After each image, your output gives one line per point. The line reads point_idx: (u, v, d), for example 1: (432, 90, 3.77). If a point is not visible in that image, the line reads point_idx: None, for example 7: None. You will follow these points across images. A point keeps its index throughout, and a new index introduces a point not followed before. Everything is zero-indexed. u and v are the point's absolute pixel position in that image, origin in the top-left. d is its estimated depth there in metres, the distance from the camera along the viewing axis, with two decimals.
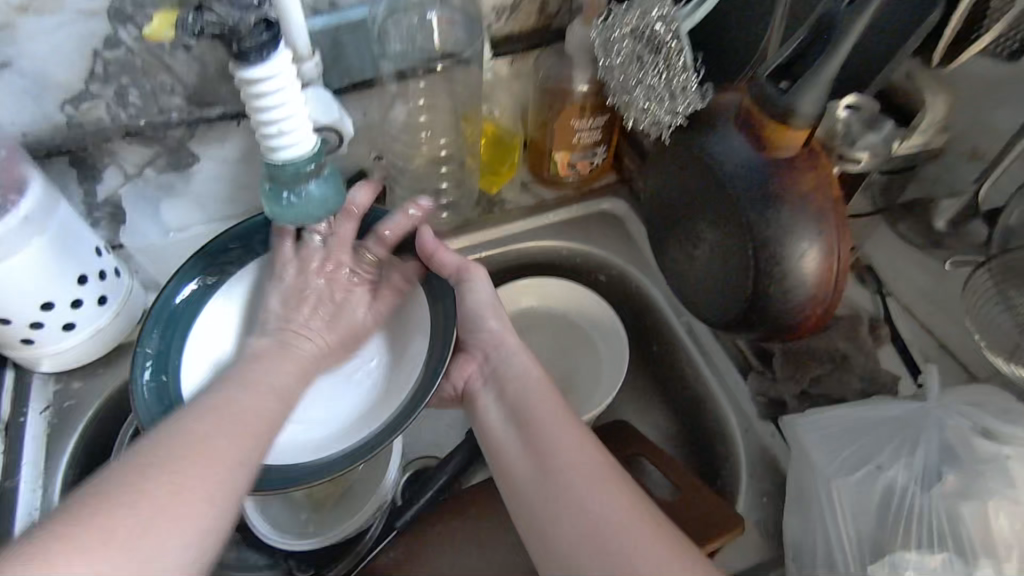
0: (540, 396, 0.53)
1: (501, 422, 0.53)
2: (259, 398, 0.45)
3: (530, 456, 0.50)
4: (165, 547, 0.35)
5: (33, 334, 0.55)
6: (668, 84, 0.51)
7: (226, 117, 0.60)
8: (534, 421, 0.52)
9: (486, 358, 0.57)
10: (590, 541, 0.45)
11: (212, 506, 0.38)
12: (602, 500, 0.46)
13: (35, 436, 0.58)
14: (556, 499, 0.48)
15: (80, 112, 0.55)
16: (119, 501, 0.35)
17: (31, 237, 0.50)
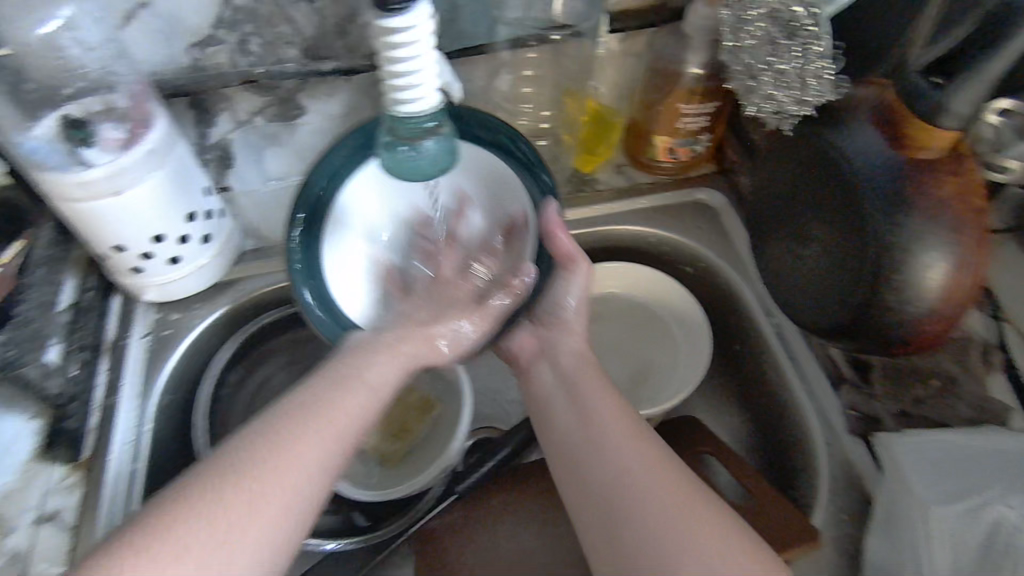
0: (587, 369, 0.54)
1: (551, 383, 0.54)
2: (345, 398, 0.45)
3: (574, 420, 0.50)
4: (229, 553, 0.37)
5: (141, 265, 0.59)
6: (801, 70, 0.47)
7: (337, 71, 0.61)
8: (579, 392, 0.52)
9: (545, 335, 0.58)
10: (631, 492, 0.45)
11: (272, 509, 0.39)
12: (649, 469, 0.45)
13: (137, 359, 0.62)
14: (615, 479, 0.46)
15: (205, 56, 0.57)
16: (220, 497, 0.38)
17: (152, 171, 0.53)
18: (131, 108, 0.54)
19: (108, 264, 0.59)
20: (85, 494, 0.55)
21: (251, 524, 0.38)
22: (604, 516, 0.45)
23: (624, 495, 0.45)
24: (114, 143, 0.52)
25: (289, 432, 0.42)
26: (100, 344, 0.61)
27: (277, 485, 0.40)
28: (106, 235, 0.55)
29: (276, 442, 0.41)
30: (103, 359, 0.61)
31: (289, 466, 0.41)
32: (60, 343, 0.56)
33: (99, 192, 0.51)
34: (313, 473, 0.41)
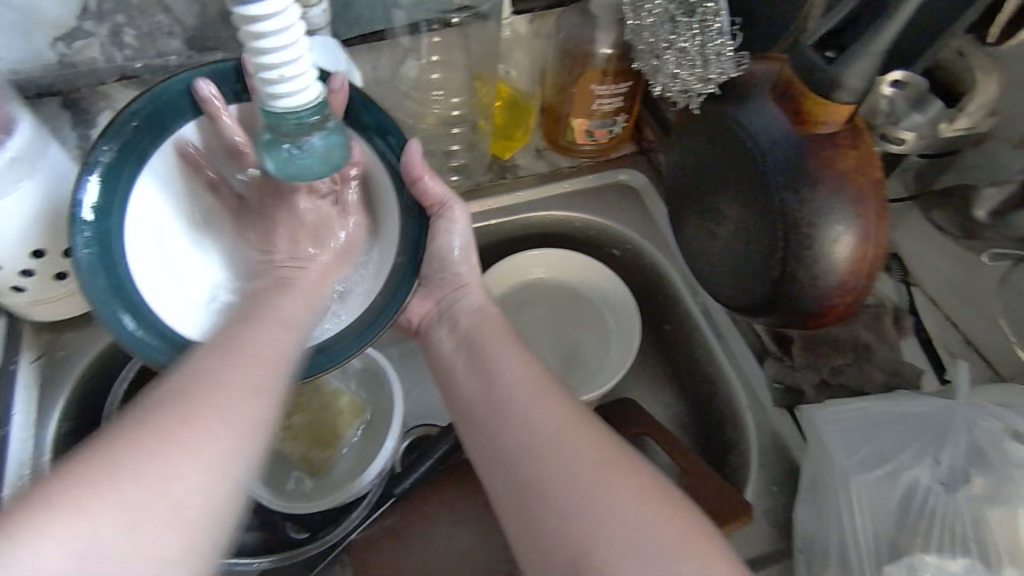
0: (490, 333, 0.50)
1: (453, 354, 0.51)
2: (253, 347, 0.40)
3: (480, 390, 0.46)
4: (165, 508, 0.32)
5: (24, 283, 0.53)
6: (701, 48, 0.46)
7: (226, 63, 0.57)
8: (485, 355, 0.48)
9: (444, 298, 0.55)
10: (540, 468, 0.40)
11: (194, 468, 0.33)
12: (563, 437, 0.41)
13: (27, 387, 0.56)
14: (519, 449, 0.42)
15: (72, 51, 0.52)
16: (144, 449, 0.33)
17: (19, 179, 0.48)
18: None
19: None
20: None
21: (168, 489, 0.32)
22: (520, 489, 0.41)
23: (536, 463, 0.41)
24: None
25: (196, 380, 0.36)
26: None
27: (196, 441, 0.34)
28: None
29: (183, 394, 0.35)
30: None
31: (205, 421, 0.35)
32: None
33: None
34: (234, 422, 0.35)
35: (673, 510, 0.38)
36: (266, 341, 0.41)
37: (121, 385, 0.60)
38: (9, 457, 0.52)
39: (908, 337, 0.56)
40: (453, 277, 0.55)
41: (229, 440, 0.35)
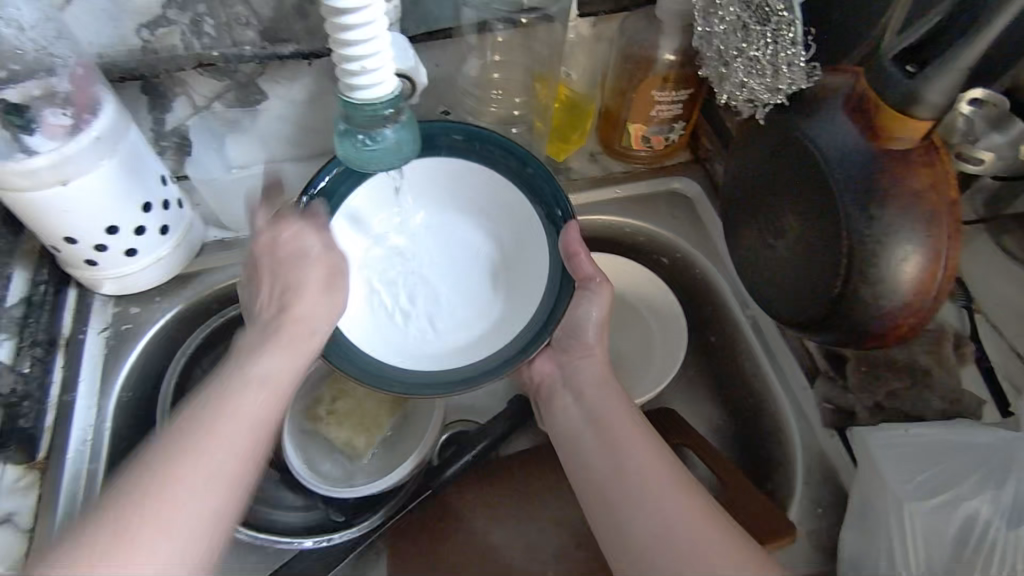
0: (616, 404, 0.51)
1: (576, 426, 0.51)
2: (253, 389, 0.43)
3: (608, 460, 0.47)
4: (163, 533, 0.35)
5: (95, 258, 0.55)
6: (773, 57, 0.45)
7: (297, 55, 0.58)
8: (609, 431, 0.49)
9: (564, 363, 0.57)
10: (676, 549, 0.41)
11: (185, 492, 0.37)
12: (695, 518, 0.42)
13: (92, 355, 0.58)
14: (629, 495, 0.44)
15: (155, 38, 0.54)
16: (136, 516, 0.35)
17: (101, 159, 0.50)
18: (74, 91, 0.50)
19: (58, 256, 0.55)
20: (42, 495, 0.52)
21: (195, 500, 0.37)
22: (652, 566, 0.41)
23: (673, 539, 0.41)
24: (59, 129, 0.48)
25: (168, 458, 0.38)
26: (55, 341, 0.57)
27: (187, 495, 0.37)
28: (54, 227, 0.52)
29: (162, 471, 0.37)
30: (58, 358, 0.57)
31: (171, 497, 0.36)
32: (10, 340, 0.53)
33: (45, 182, 0.48)
34: (234, 448, 0.39)
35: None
36: (245, 412, 0.41)
37: (180, 360, 0.61)
38: (73, 424, 0.55)
39: (968, 364, 0.54)
40: (581, 344, 0.56)
41: (219, 463, 0.38)
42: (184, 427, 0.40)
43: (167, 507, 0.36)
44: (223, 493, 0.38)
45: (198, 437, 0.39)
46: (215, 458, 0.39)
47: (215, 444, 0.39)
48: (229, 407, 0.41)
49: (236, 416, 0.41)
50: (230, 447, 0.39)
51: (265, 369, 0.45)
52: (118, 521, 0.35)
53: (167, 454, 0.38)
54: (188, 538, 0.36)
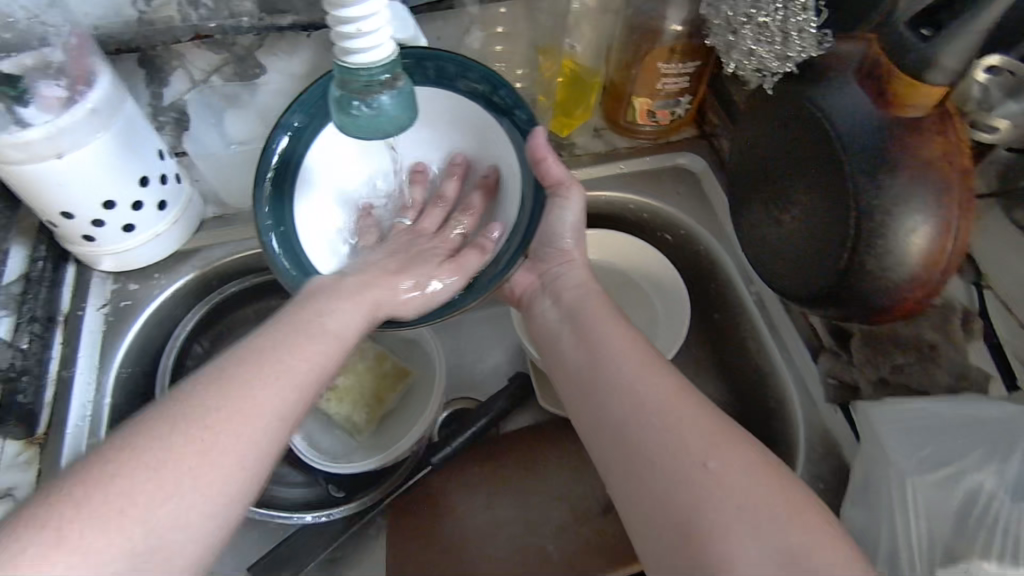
0: (597, 315, 0.49)
1: (555, 324, 0.51)
2: (306, 331, 0.44)
3: (587, 362, 0.46)
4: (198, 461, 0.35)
5: (93, 232, 0.55)
6: (783, 24, 0.44)
7: (296, 27, 0.58)
8: (588, 337, 0.48)
9: (543, 273, 0.55)
10: (651, 426, 0.40)
11: (216, 436, 0.36)
12: (675, 411, 0.41)
13: (92, 330, 0.58)
14: (602, 378, 0.44)
15: (151, 9, 0.54)
16: (152, 454, 0.34)
17: (97, 131, 0.49)
18: (69, 61, 0.49)
19: (57, 232, 0.55)
20: (41, 469, 0.51)
21: (183, 480, 0.35)
22: (636, 458, 0.40)
23: (655, 448, 0.40)
24: (54, 101, 0.48)
25: (164, 433, 0.35)
26: (54, 317, 0.56)
27: (175, 475, 0.35)
28: (50, 201, 0.51)
29: (194, 407, 0.37)
30: (57, 333, 0.56)
31: (221, 428, 0.37)
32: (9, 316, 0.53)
33: (40, 154, 0.47)
34: (293, 382, 0.40)
35: (787, 481, 0.38)
36: (246, 415, 0.38)
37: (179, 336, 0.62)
38: (75, 398, 0.54)
39: None
40: (560, 251, 0.55)
41: (220, 453, 0.36)
42: (231, 366, 0.40)
43: (166, 486, 0.34)
44: (243, 463, 0.37)
45: (202, 420, 0.36)
46: (217, 445, 0.36)
47: (217, 432, 0.36)
48: (249, 398, 0.38)
49: (242, 408, 0.38)
50: (241, 437, 0.37)
51: (337, 323, 0.46)
52: (147, 444, 0.35)
53: (174, 432, 0.36)
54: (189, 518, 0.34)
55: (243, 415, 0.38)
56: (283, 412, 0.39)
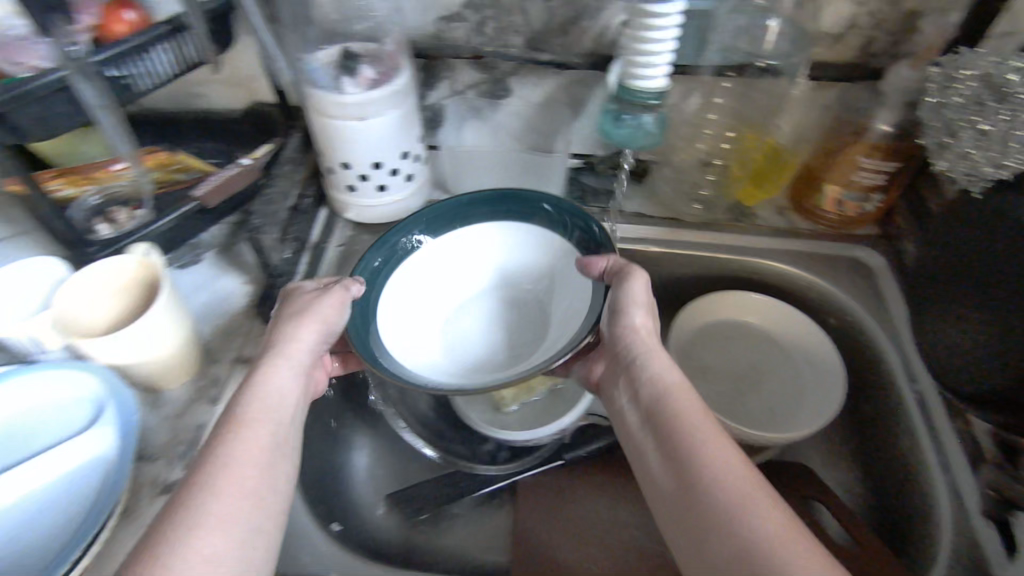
0: (698, 445, 0.41)
1: (640, 437, 0.46)
2: (251, 427, 0.43)
3: (698, 511, 0.39)
4: (231, 482, 0.40)
5: (354, 184, 0.69)
6: (1005, 137, 0.48)
7: (552, 63, 0.71)
8: (691, 461, 0.41)
9: (631, 379, 0.50)
10: (734, 541, 0.36)
11: (249, 450, 0.42)
12: (778, 543, 0.35)
13: (330, 261, 0.71)
14: (699, 520, 0.38)
15: (448, 29, 0.70)
16: (213, 493, 0.39)
17: (389, 108, 0.63)
18: (386, 54, 0.64)
19: (329, 179, 0.70)
20: None
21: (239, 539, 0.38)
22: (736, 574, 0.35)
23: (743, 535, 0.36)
24: (367, 79, 0.62)
25: (197, 476, 0.40)
26: (307, 242, 0.70)
27: (219, 493, 0.39)
28: (339, 152, 0.65)
29: (211, 458, 0.41)
30: (306, 255, 0.70)
31: (229, 479, 0.40)
32: None
33: (350, 115, 0.62)
34: (270, 428, 0.44)
35: None
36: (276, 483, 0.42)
37: None
38: None
39: None
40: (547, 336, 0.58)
41: (257, 491, 0.41)
42: (199, 475, 0.40)
43: (220, 546, 0.37)
44: (262, 479, 0.41)
45: (231, 454, 0.41)
46: (258, 466, 0.42)
47: (245, 460, 0.41)
48: (265, 425, 0.44)
49: (257, 476, 0.41)
50: (264, 450, 0.43)
51: (272, 397, 0.46)
52: (177, 504, 0.38)
53: (192, 512, 0.37)
54: (266, 536, 0.40)
55: (260, 437, 0.43)
56: (264, 491, 0.41)
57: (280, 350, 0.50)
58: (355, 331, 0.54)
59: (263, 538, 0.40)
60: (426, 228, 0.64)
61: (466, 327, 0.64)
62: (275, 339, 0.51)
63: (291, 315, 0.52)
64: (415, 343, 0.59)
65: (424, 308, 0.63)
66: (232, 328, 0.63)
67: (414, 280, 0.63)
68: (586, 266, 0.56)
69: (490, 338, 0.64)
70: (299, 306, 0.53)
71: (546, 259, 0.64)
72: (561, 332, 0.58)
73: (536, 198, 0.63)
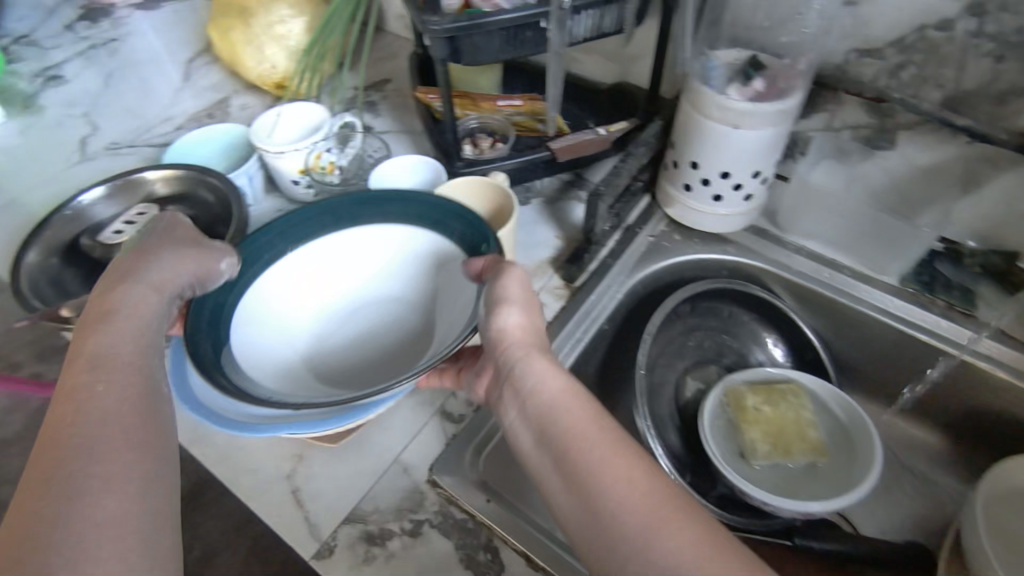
0: (609, 462, 0.40)
1: (539, 462, 0.43)
2: (126, 370, 0.43)
3: (623, 559, 0.37)
4: (116, 408, 0.40)
5: (695, 184, 0.70)
6: None
7: (966, 129, 0.61)
8: (594, 497, 0.39)
9: (518, 392, 0.47)
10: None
11: (115, 392, 0.41)
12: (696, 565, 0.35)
13: (640, 248, 0.74)
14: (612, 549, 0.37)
15: (857, 61, 0.64)
16: (101, 440, 0.39)
17: (766, 126, 0.62)
18: (784, 72, 0.63)
19: (672, 172, 0.72)
20: (564, 306, 0.68)
21: (121, 467, 0.38)
22: None
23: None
24: (758, 91, 0.61)
25: (69, 404, 0.40)
26: (621, 223, 0.75)
27: (100, 438, 0.39)
28: (696, 151, 0.67)
29: (75, 412, 0.40)
30: (616, 235, 0.74)
31: (85, 435, 0.39)
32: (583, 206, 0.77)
33: (725, 119, 0.62)
34: (128, 361, 0.43)
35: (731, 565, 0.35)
36: (148, 406, 0.42)
37: (684, 292, 0.73)
38: (604, 279, 0.70)
39: None
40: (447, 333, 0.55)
41: (117, 424, 0.40)
42: (65, 402, 0.40)
43: (113, 470, 0.38)
44: (131, 414, 0.41)
45: (107, 381, 0.42)
46: (132, 422, 0.40)
47: (120, 395, 0.41)
48: (127, 338, 0.45)
49: (141, 394, 0.42)
50: (140, 415, 0.41)
51: (121, 334, 0.45)
52: (45, 473, 0.37)
53: (62, 453, 0.38)
54: (151, 467, 0.39)
55: (120, 371, 0.43)
56: (141, 426, 0.41)
57: (142, 280, 0.49)
58: (203, 334, 0.51)
59: (145, 475, 0.39)
60: (333, 223, 0.59)
61: (375, 287, 0.61)
62: (113, 297, 0.47)
63: (139, 259, 0.50)
64: (290, 299, 0.59)
65: (331, 274, 0.60)
66: (535, 272, 0.71)
67: (304, 263, 0.59)
68: (502, 271, 0.51)
69: (395, 299, 0.61)
70: (189, 245, 0.53)
71: (445, 263, 0.59)
72: (442, 336, 0.56)
73: (414, 195, 0.59)
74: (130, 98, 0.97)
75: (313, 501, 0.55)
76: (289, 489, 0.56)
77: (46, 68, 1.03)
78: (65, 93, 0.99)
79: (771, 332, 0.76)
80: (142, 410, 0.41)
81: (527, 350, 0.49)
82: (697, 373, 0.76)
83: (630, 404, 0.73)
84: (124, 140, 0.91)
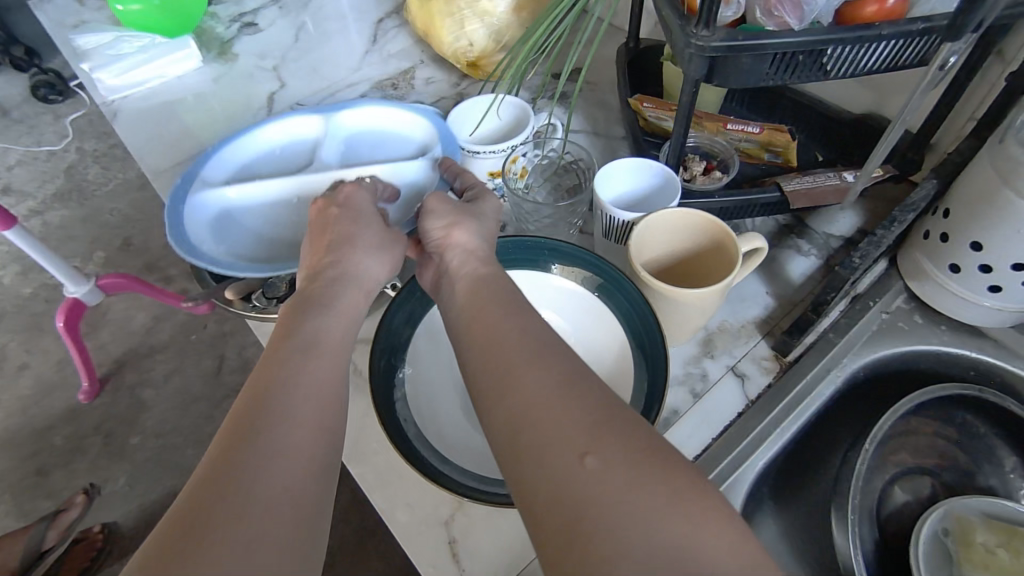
0: (506, 317, 0.42)
1: (455, 318, 0.46)
2: (316, 389, 0.39)
3: (497, 382, 0.38)
4: (302, 428, 0.36)
5: (966, 267, 0.56)
6: None
7: None
8: (493, 337, 0.41)
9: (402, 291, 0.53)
10: (546, 414, 0.34)
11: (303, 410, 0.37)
12: (570, 403, 0.35)
13: (872, 327, 0.62)
14: (502, 381, 0.38)
15: None
16: (286, 451, 0.34)
17: None
18: None
19: (936, 245, 0.58)
20: (772, 384, 0.58)
21: (287, 492, 0.33)
22: (542, 449, 0.33)
23: (558, 439, 0.33)
24: None
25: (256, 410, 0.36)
26: (854, 293, 0.62)
27: (286, 454, 0.34)
28: (985, 231, 0.53)
29: (268, 416, 0.36)
30: (845, 304, 0.62)
31: (265, 444, 0.34)
32: (807, 263, 0.65)
33: None
34: (320, 380, 0.39)
35: (615, 421, 0.34)
36: (330, 435, 0.37)
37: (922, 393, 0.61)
38: (824, 359, 0.59)
39: None
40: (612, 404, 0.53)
41: (300, 442, 0.35)
42: (250, 407, 0.36)
43: (279, 493, 0.32)
44: (316, 439, 0.36)
45: (292, 396, 0.37)
46: (312, 450, 0.35)
47: (303, 412, 0.37)
48: (314, 360, 0.40)
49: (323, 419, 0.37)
50: (322, 438, 0.36)
51: (319, 352, 0.41)
52: (224, 471, 0.32)
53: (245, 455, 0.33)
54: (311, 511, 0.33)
55: (310, 386, 0.39)
56: (318, 454, 0.35)
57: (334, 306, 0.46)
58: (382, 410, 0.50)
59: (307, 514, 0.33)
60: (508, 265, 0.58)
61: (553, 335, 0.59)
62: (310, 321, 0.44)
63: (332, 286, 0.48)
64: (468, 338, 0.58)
65: None
66: (739, 335, 0.61)
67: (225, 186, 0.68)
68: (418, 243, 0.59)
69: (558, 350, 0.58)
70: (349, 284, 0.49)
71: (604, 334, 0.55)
72: None
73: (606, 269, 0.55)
74: (319, 56, 0.95)
75: (471, 560, 0.51)
76: (446, 538, 0.52)
77: (243, 13, 1.03)
78: (259, 42, 0.98)
79: (1015, 456, 0.60)
80: (327, 440, 0.36)
81: (467, 253, 0.51)
82: (906, 483, 0.64)
83: (819, 503, 0.62)
84: (309, 102, 0.89)
